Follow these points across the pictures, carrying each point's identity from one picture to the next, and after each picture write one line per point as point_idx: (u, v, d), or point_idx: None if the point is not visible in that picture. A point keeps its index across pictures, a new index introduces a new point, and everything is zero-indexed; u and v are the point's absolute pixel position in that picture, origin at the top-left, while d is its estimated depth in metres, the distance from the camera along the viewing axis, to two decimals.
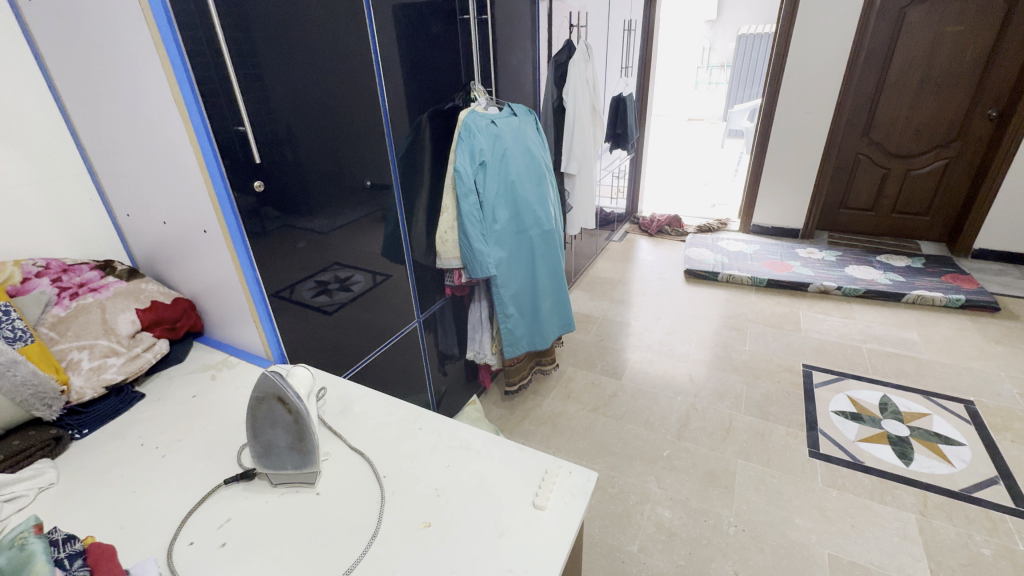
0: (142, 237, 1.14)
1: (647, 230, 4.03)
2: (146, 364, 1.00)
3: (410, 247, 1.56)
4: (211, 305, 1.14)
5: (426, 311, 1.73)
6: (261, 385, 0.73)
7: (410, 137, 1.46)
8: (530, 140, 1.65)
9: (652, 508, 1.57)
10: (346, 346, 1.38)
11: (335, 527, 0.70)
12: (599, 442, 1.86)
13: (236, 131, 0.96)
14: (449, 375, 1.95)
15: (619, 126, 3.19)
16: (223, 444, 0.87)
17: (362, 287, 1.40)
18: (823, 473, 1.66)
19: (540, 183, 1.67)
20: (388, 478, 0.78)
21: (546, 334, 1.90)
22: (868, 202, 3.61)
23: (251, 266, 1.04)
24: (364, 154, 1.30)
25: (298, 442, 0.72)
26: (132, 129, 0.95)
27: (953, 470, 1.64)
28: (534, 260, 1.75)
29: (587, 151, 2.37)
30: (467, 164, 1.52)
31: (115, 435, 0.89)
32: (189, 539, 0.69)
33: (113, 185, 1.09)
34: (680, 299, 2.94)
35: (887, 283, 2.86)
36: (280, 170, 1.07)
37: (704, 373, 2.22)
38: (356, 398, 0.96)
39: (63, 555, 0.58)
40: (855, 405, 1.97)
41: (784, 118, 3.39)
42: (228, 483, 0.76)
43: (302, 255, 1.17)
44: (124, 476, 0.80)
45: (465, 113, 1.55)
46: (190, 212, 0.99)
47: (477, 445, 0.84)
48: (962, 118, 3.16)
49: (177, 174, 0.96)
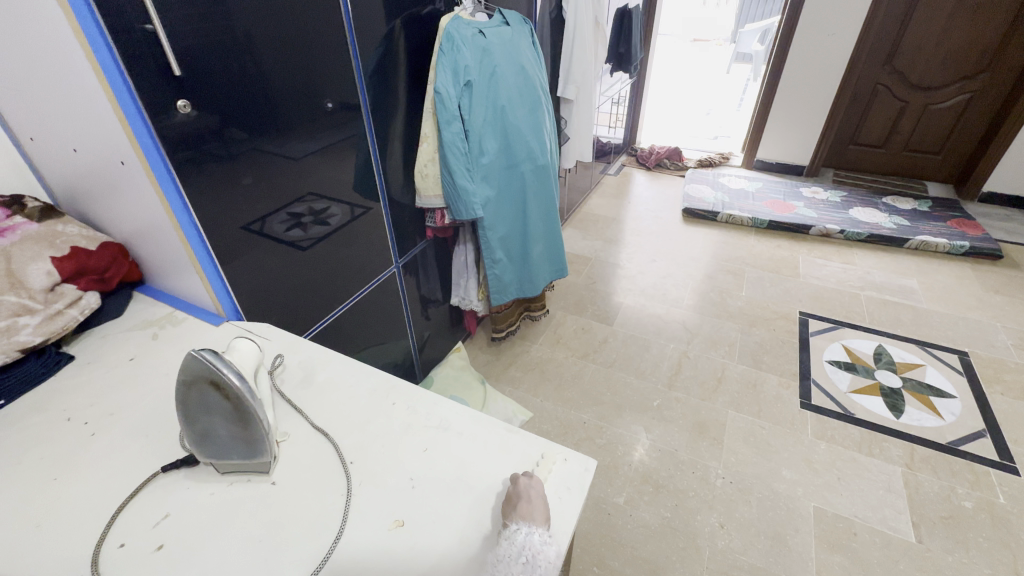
0: (54, 167, 0.94)
1: (644, 164, 3.80)
2: (72, 323, 0.86)
3: (385, 182, 1.38)
4: (147, 252, 0.97)
5: (406, 254, 1.58)
6: (187, 367, 0.58)
7: (381, 49, 1.21)
8: (524, 56, 1.41)
9: (639, 458, 1.55)
10: (321, 289, 1.25)
11: (291, 527, 0.60)
12: (589, 390, 1.81)
13: (143, 32, 0.72)
14: (433, 320, 1.84)
15: (622, 44, 2.86)
16: (163, 419, 0.75)
17: (339, 221, 1.24)
18: (813, 425, 1.64)
19: (534, 110, 1.46)
20: (356, 464, 0.68)
21: (537, 280, 1.77)
22: (879, 138, 3.41)
23: (186, 208, 0.86)
24: (323, 67, 1.06)
25: (242, 431, 0.60)
26: (8, 25, 0.73)
27: (942, 423, 1.63)
28: (525, 200, 1.57)
29: (588, 73, 2.11)
30: (450, 85, 1.29)
31: (37, 408, 0.77)
32: (120, 541, 0.59)
33: (4, 100, 0.86)
34: (676, 239, 2.80)
35: (891, 226, 2.76)
36: (213, 85, 0.84)
37: (698, 320, 2.15)
38: (321, 364, 0.84)
39: None
40: (850, 355, 1.93)
41: (805, 40, 3.07)
42: (166, 471, 0.66)
43: (248, 192, 0.96)
44: (44, 460, 0.69)
45: (447, 19, 1.29)
46: (102, 138, 0.80)
47: (459, 425, 0.73)
48: (995, 46, 2.89)
49: (75, 88, 0.75)
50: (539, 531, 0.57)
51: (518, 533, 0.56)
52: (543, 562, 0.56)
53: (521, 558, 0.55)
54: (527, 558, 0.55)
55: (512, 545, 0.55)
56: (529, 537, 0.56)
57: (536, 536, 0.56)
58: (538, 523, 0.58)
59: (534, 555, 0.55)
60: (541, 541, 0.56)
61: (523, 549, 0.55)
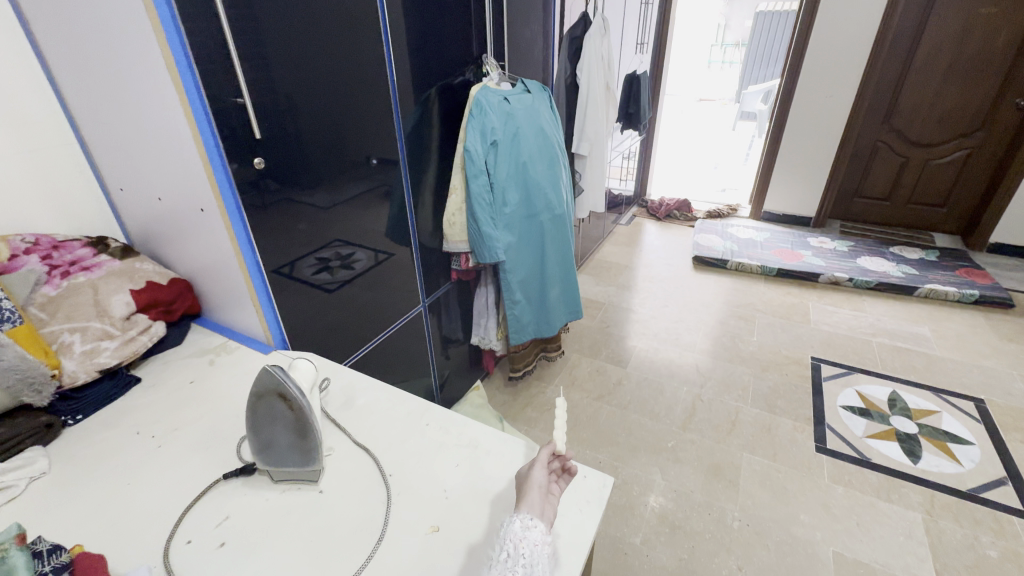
0: (136, 213, 1.09)
1: (655, 214, 3.95)
2: (141, 348, 0.96)
3: (416, 228, 1.51)
4: (209, 287, 1.09)
5: (431, 295, 1.69)
6: (262, 380, 0.69)
7: (417, 113, 1.38)
8: (544, 119, 1.57)
9: (654, 499, 1.56)
10: (348, 329, 1.33)
11: (338, 531, 0.67)
12: (604, 431, 1.84)
13: (234, 104, 0.89)
14: (453, 360, 1.92)
15: (632, 106, 3.08)
16: (220, 434, 0.83)
17: (364, 265, 1.32)
18: (830, 469, 1.65)
19: (552, 165, 1.60)
20: (394, 476, 0.75)
21: (553, 321, 1.86)
22: (883, 191, 3.53)
23: (250, 247, 0.98)
24: (368, 129, 1.22)
25: (300, 440, 0.69)
26: (121, 97, 0.89)
27: (962, 470, 1.63)
28: (543, 246, 1.69)
29: (600, 132, 2.29)
30: (478, 144, 1.45)
31: (109, 423, 0.85)
32: (187, 538, 0.66)
33: (104, 156, 1.02)
34: (688, 286, 2.89)
35: (899, 275, 2.81)
36: (282, 145, 1.00)
37: (710, 364, 2.19)
38: (360, 389, 0.92)
39: (47, 569, 0.55)
40: (864, 400, 1.94)
41: (804, 101, 3.28)
42: (227, 478, 0.73)
43: (303, 235, 1.11)
44: (117, 468, 0.76)
45: (476, 88, 1.46)
46: (186, 189, 0.94)
47: (487, 445, 0.80)
48: (988, 107, 3.05)
49: (170, 148, 0.89)
50: (519, 519, 0.59)
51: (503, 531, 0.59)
52: (528, 547, 0.57)
53: (505, 552, 0.56)
54: (509, 549, 0.56)
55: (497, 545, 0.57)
56: (510, 528, 0.58)
57: (516, 524, 0.58)
58: (519, 513, 0.60)
59: (516, 544, 0.56)
60: (523, 527, 0.58)
61: (505, 542, 0.57)
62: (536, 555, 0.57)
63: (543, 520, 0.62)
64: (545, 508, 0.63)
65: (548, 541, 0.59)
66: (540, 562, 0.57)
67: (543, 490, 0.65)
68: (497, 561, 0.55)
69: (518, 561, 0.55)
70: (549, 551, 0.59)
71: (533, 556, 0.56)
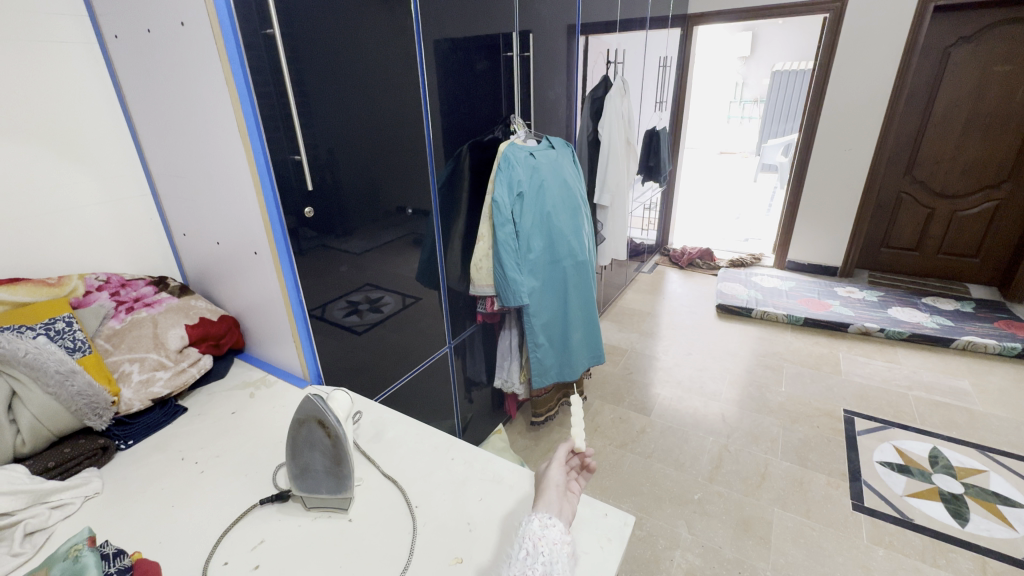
0: (194, 254, 1.19)
1: (678, 263, 3.99)
2: (191, 379, 1.03)
3: (444, 272, 1.59)
4: (254, 324, 1.17)
5: (457, 337, 1.75)
6: (303, 407, 0.75)
7: (449, 168, 1.49)
8: (567, 172, 1.67)
9: (681, 554, 1.50)
10: (375, 369, 1.37)
11: (368, 556, 0.69)
12: (627, 480, 1.79)
13: (292, 160, 1.00)
14: (476, 403, 1.94)
15: (652, 159, 3.21)
16: (257, 462, 0.88)
17: (392, 308, 1.39)
18: (869, 529, 1.56)
19: (575, 215, 1.68)
20: (420, 508, 0.77)
21: (576, 365, 1.87)
22: (911, 241, 3.49)
23: (296, 287, 1.06)
24: (405, 182, 1.33)
25: (334, 466, 0.75)
26: (194, 153, 1.01)
27: (1015, 535, 1.52)
28: (566, 290, 1.74)
29: (621, 181, 2.39)
30: (505, 195, 1.55)
31: (157, 447, 0.91)
32: (224, 560, 0.69)
33: (173, 204, 1.15)
34: (712, 335, 2.86)
35: (933, 327, 2.74)
36: (328, 196, 1.10)
37: (737, 414, 2.14)
38: (388, 424, 0.97)
39: (112, 570, 0.63)
40: (902, 456, 1.86)
41: (822, 154, 3.34)
42: (264, 503, 0.77)
43: (342, 277, 1.19)
44: (165, 489, 0.81)
45: (505, 144, 1.59)
46: (242, 233, 1.03)
47: (509, 479, 0.83)
48: (1013, 159, 3.05)
49: (231, 195, 1.00)
50: (538, 519, 0.66)
51: (523, 529, 0.65)
52: (547, 545, 0.63)
53: (523, 550, 0.62)
54: (529, 547, 0.62)
55: (516, 543, 0.64)
56: (530, 527, 0.65)
57: (535, 524, 0.65)
58: (537, 513, 0.67)
59: (535, 542, 0.63)
60: (541, 526, 0.65)
61: (524, 541, 0.63)
62: (556, 553, 0.62)
63: (560, 517, 0.69)
64: (562, 507, 0.71)
65: (567, 538, 0.65)
66: (560, 559, 0.62)
67: (561, 489, 0.73)
68: (517, 559, 0.61)
69: (538, 558, 0.61)
70: (568, 549, 0.64)
71: (553, 554, 0.62)
